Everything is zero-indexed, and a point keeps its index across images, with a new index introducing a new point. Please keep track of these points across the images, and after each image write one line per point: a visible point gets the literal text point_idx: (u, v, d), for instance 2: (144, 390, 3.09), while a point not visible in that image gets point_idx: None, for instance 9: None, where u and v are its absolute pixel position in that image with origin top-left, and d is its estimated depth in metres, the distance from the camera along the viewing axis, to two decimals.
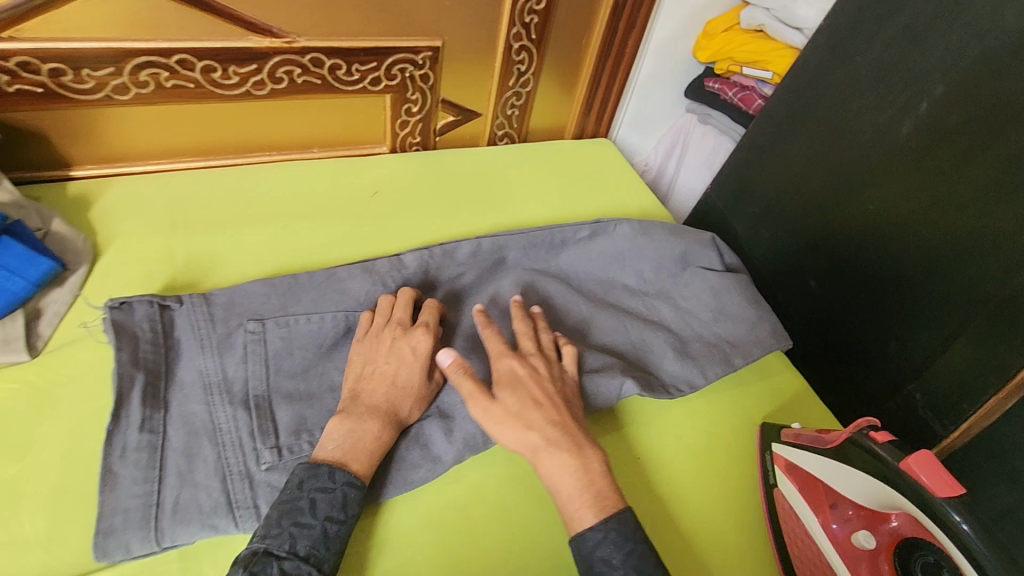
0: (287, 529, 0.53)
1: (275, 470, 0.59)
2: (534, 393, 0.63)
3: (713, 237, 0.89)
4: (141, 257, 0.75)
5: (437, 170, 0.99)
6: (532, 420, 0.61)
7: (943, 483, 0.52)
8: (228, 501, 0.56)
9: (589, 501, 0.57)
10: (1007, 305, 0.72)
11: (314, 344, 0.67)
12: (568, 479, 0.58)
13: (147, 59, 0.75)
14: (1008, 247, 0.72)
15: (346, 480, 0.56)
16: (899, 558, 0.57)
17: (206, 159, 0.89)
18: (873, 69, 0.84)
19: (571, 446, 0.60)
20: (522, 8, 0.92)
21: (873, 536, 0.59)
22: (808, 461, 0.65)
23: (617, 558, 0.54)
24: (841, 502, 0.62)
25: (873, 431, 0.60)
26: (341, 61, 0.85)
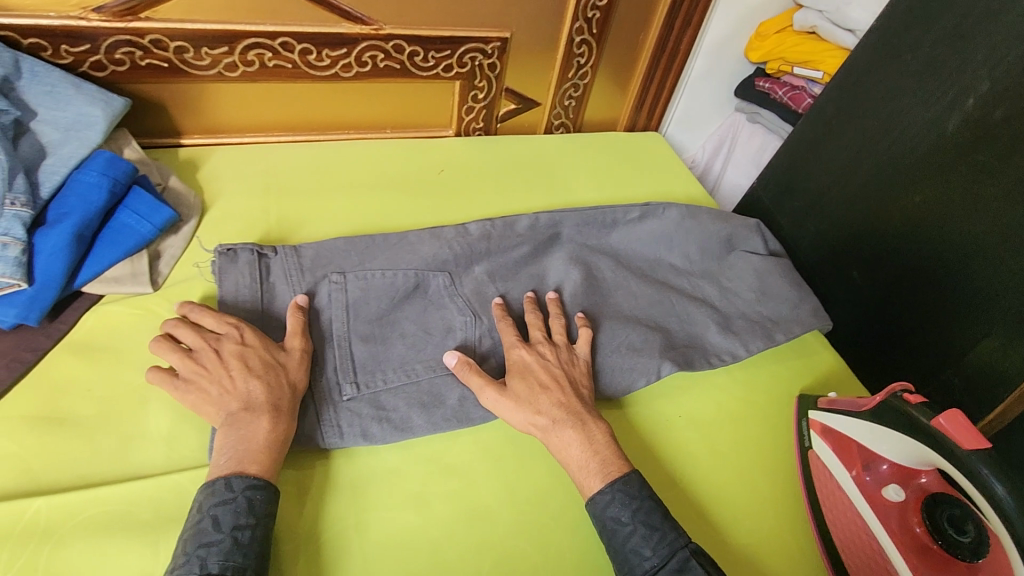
0: (193, 553, 0.51)
1: (356, 400, 0.67)
2: (542, 378, 0.68)
3: (758, 222, 0.94)
4: (239, 215, 0.85)
5: (498, 154, 1.07)
6: (540, 404, 0.66)
7: (970, 438, 0.57)
8: (318, 420, 0.65)
9: (598, 470, 0.64)
10: None
11: (389, 293, 0.74)
12: (581, 450, 0.64)
13: (256, 41, 0.85)
14: None
15: (246, 484, 0.55)
16: (925, 513, 0.62)
17: (293, 134, 0.99)
18: (922, 66, 0.88)
19: (575, 421, 0.66)
20: (586, 4, 0.99)
21: (903, 490, 0.64)
22: (843, 424, 0.69)
23: (626, 516, 0.60)
24: (874, 460, 0.66)
25: (907, 395, 0.64)
26: (419, 48, 0.94)
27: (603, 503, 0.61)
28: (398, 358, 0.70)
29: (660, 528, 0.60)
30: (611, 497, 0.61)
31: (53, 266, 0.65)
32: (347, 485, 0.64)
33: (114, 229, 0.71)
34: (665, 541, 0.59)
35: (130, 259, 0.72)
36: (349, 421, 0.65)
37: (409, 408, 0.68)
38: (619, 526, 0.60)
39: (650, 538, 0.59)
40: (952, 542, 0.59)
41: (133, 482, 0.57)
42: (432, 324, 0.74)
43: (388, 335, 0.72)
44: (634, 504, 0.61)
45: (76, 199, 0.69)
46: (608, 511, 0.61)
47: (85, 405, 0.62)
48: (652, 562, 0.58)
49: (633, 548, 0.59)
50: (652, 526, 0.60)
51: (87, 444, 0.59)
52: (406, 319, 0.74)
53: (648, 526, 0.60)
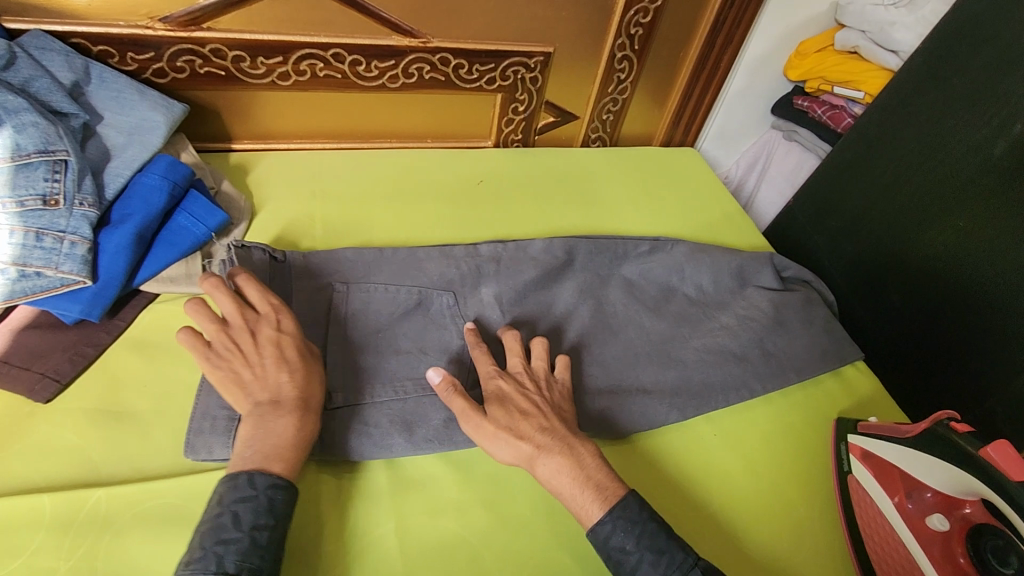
0: (210, 549, 0.51)
1: (340, 410, 0.67)
2: (521, 405, 0.65)
3: (770, 255, 0.95)
4: (287, 218, 0.87)
5: (537, 166, 1.08)
6: (523, 430, 0.63)
7: (1016, 467, 0.57)
8: None
9: (595, 496, 0.61)
10: None
11: (388, 310, 0.76)
12: (570, 476, 0.61)
13: (309, 52, 0.88)
14: None
15: (268, 482, 0.55)
16: (969, 543, 0.60)
17: (338, 142, 1.02)
18: (970, 90, 0.87)
19: (563, 449, 0.63)
20: (629, 20, 1.00)
21: (947, 519, 0.62)
22: (885, 449, 0.68)
23: (630, 544, 0.58)
24: (917, 487, 0.65)
25: (953, 423, 0.64)
26: (464, 61, 0.96)
27: (604, 534, 0.59)
28: (389, 372, 0.71)
29: (667, 552, 0.58)
30: (611, 528, 0.59)
31: (115, 265, 0.68)
32: (390, 490, 0.65)
33: (172, 230, 0.74)
34: (674, 564, 0.58)
35: (186, 260, 0.74)
36: (329, 430, 0.65)
37: (391, 425, 0.67)
38: (624, 556, 0.58)
39: (659, 564, 0.57)
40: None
41: (187, 478, 0.59)
42: (428, 343, 0.75)
43: (383, 348, 0.73)
44: (637, 529, 0.59)
45: (137, 202, 0.72)
46: (611, 541, 0.59)
47: (141, 400, 0.64)
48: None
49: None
50: (658, 549, 0.58)
51: (144, 438, 0.62)
52: (404, 335, 0.75)
53: (654, 551, 0.58)
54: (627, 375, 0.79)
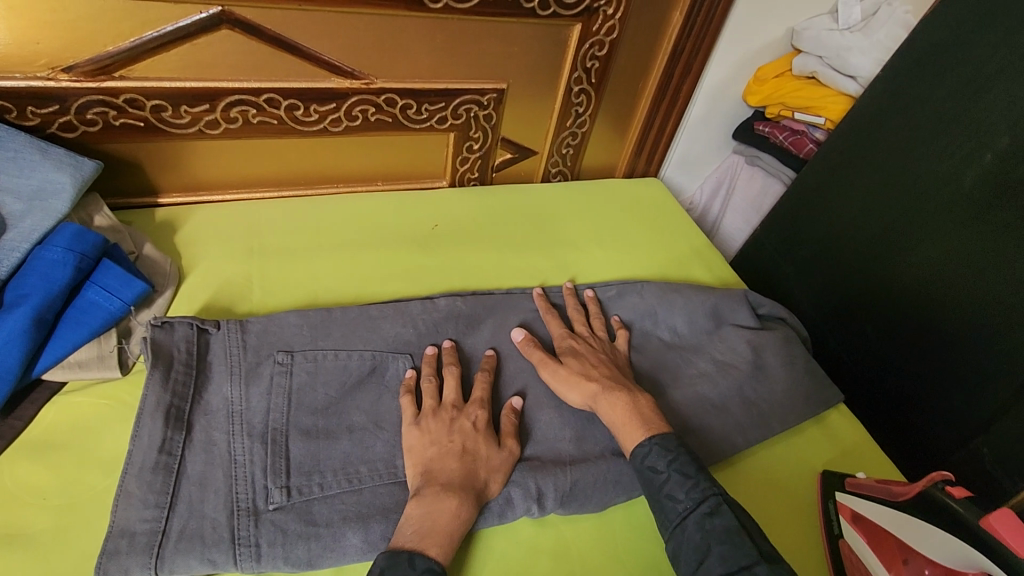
0: None
1: (284, 510, 0.57)
2: (591, 359, 0.75)
3: (744, 292, 0.91)
4: (221, 281, 0.79)
5: (496, 206, 1.02)
6: (592, 375, 0.72)
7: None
8: (232, 537, 0.54)
9: (639, 425, 0.66)
10: None
11: (340, 380, 0.68)
12: (624, 408, 0.68)
13: (239, 98, 0.81)
14: None
15: (427, 566, 0.54)
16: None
17: (279, 190, 0.94)
18: (935, 119, 0.85)
19: (622, 388, 0.70)
20: (585, 53, 0.95)
21: None
22: (878, 514, 0.64)
23: (661, 465, 0.62)
24: (914, 558, 0.60)
25: (949, 486, 0.59)
26: (412, 101, 0.90)
27: (644, 451, 0.63)
28: (341, 457, 0.62)
29: (694, 477, 0.61)
30: (653, 447, 0.63)
31: (7, 356, 0.59)
32: None
33: (79, 309, 0.65)
34: (699, 487, 0.60)
35: (98, 339, 0.65)
36: (271, 538, 0.55)
37: (344, 522, 0.57)
38: (655, 474, 0.62)
39: (685, 484, 0.61)
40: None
41: None
42: (385, 416, 0.67)
43: (333, 428, 0.64)
44: (672, 455, 0.62)
45: (38, 279, 0.63)
46: (647, 463, 0.63)
47: (37, 516, 0.55)
48: (684, 503, 0.60)
49: (668, 492, 0.61)
50: (686, 471, 0.61)
51: (38, 565, 0.52)
52: (356, 408, 0.67)
53: (683, 474, 0.61)
54: (606, 437, 0.71)
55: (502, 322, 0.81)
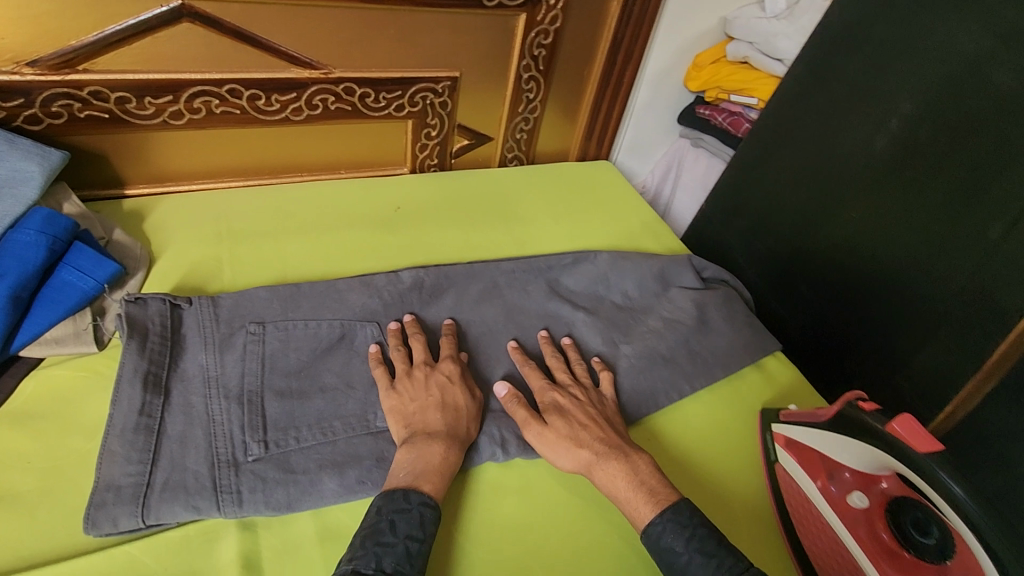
0: (371, 549, 0.55)
1: (262, 461, 0.61)
2: (578, 417, 0.71)
3: (688, 257, 0.99)
4: (190, 264, 0.82)
5: (456, 189, 1.08)
6: (582, 439, 0.68)
7: (922, 440, 0.59)
8: (214, 485, 0.58)
9: (648, 499, 0.65)
10: (965, 299, 0.80)
11: (311, 346, 0.72)
12: (625, 479, 0.66)
13: (202, 88, 0.85)
14: (960, 252, 0.80)
15: (421, 499, 0.59)
16: (889, 514, 0.63)
17: (245, 180, 0.98)
18: (848, 91, 0.94)
19: (618, 455, 0.67)
20: (531, 42, 1.02)
21: (866, 496, 0.65)
22: (805, 435, 0.71)
23: (680, 544, 0.61)
24: (837, 469, 0.68)
25: (861, 402, 0.67)
26: (370, 90, 0.95)
27: (657, 533, 0.62)
28: (315, 413, 0.66)
29: (716, 555, 0.60)
30: (664, 526, 0.62)
31: None
32: (317, 541, 0.59)
33: (54, 288, 0.68)
34: (724, 568, 0.59)
35: (73, 317, 0.68)
36: (252, 486, 0.58)
37: (320, 469, 0.61)
38: (675, 555, 0.61)
39: (707, 565, 0.59)
40: (920, 546, 0.60)
41: (80, 557, 0.53)
42: (355, 377, 0.71)
43: (306, 388, 0.68)
44: (687, 533, 0.61)
45: (12, 260, 0.66)
46: (662, 541, 0.61)
47: (23, 478, 0.58)
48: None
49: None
50: (708, 552, 0.60)
51: (26, 521, 0.55)
52: (328, 371, 0.71)
53: (703, 553, 0.60)
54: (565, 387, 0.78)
55: (464, 292, 0.87)
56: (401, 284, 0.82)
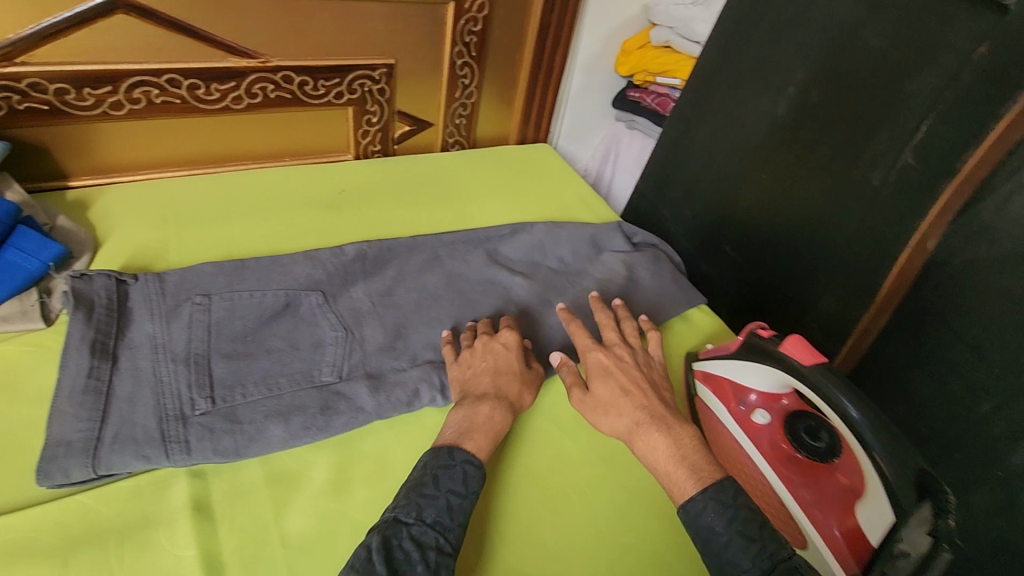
0: (413, 499, 0.59)
1: (209, 414, 0.64)
2: (622, 381, 0.70)
3: (618, 223, 1.06)
4: (136, 247, 0.85)
5: (398, 172, 1.12)
6: (622, 407, 0.68)
7: (811, 356, 0.66)
8: (161, 436, 0.61)
9: (689, 475, 0.62)
10: (857, 243, 0.89)
11: (256, 314, 0.76)
12: (666, 452, 0.64)
13: (141, 79, 0.88)
14: (849, 200, 0.89)
15: (465, 456, 0.62)
16: (787, 425, 0.71)
17: (189, 169, 1.01)
18: (750, 63, 1.02)
19: (661, 425, 0.66)
20: (462, 29, 1.08)
21: (769, 413, 0.73)
22: (717, 366, 0.77)
23: (721, 525, 0.58)
24: (745, 392, 0.75)
25: (760, 331, 0.74)
26: (308, 78, 1.00)
27: (696, 512, 0.59)
28: (261, 372, 0.70)
29: (759, 540, 0.57)
30: (703, 505, 0.59)
31: None
32: (266, 484, 0.63)
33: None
34: (765, 554, 0.56)
35: (19, 296, 0.71)
36: (199, 435, 0.62)
37: (266, 419, 0.65)
38: (714, 535, 0.58)
39: (749, 550, 0.56)
40: (812, 449, 0.68)
41: (35, 508, 0.57)
42: (300, 339, 0.75)
43: (252, 350, 0.72)
44: (729, 512, 0.58)
45: None
46: (701, 519, 0.59)
47: None
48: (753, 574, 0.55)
49: (733, 560, 0.57)
50: (751, 536, 0.57)
51: None
52: (273, 335, 0.75)
53: (745, 537, 0.57)
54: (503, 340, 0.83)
55: (406, 263, 0.92)
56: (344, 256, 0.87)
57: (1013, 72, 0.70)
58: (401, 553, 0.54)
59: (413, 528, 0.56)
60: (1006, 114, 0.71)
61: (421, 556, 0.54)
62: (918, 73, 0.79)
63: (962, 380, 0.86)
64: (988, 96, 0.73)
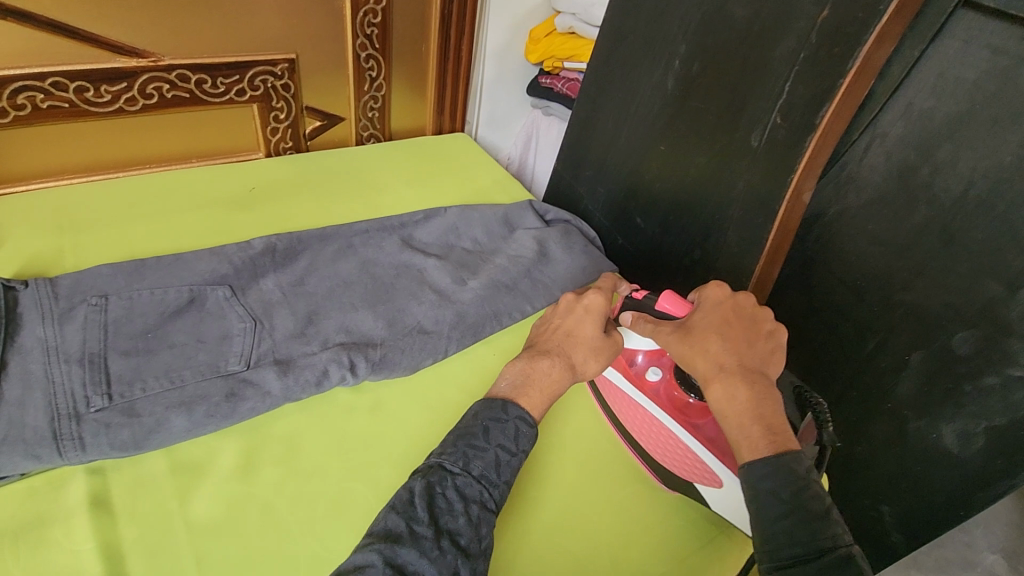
0: (461, 448, 0.59)
1: (105, 410, 0.64)
2: (725, 329, 0.66)
3: (530, 202, 1.09)
4: (31, 255, 0.83)
5: (312, 168, 1.12)
6: (713, 349, 0.64)
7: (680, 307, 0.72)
8: (54, 434, 0.61)
9: (762, 433, 0.59)
10: (745, 204, 0.95)
11: (158, 310, 0.76)
12: (743, 407, 0.60)
13: (24, 83, 0.86)
14: (735, 162, 0.95)
15: (519, 413, 0.63)
16: (678, 372, 0.76)
17: (87, 175, 0.99)
18: (642, 41, 1.09)
19: (747, 379, 0.61)
20: (362, 21, 1.09)
21: (659, 369, 0.77)
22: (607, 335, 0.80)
23: (786, 494, 0.55)
24: (633, 356, 0.78)
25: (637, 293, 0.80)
26: (205, 75, 0.99)
27: (760, 475, 0.56)
28: (163, 366, 0.70)
29: (820, 518, 0.53)
30: (765, 470, 0.56)
31: None
32: (169, 474, 0.64)
33: None
34: (824, 533, 0.53)
35: None
36: (94, 431, 0.62)
37: (167, 410, 0.66)
38: (775, 501, 0.55)
39: (807, 526, 0.53)
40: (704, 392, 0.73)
41: None
42: (206, 332, 0.75)
43: (153, 345, 0.72)
44: (798, 484, 0.55)
45: None
46: (765, 482, 0.56)
47: None
48: (806, 549, 0.52)
49: (788, 531, 0.54)
50: (814, 513, 0.54)
51: None
52: (177, 330, 0.74)
53: (807, 513, 0.54)
54: (415, 320, 0.85)
55: (319, 253, 0.92)
56: (250, 249, 0.86)
57: (851, 30, 0.77)
58: (443, 502, 0.55)
59: (459, 478, 0.57)
60: (852, 67, 0.78)
61: (464, 508, 0.55)
62: (781, 38, 0.86)
63: (850, 321, 0.93)
64: (833, 54, 0.79)
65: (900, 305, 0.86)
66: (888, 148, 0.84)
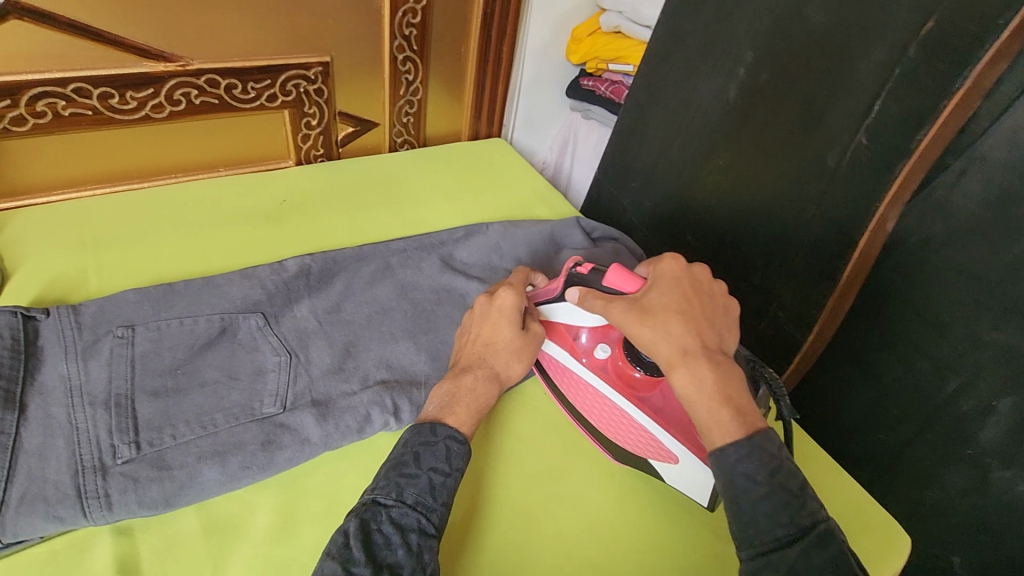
0: (393, 479, 0.55)
1: (133, 462, 0.59)
2: (682, 305, 0.60)
3: (576, 219, 1.02)
4: (51, 277, 0.78)
5: (348, 180, 1.05)
6: (673, 328, 0.59)
7: (626, 283, 0.65)
8: (78, 492, 0.56)
9: (736, 419, 0.55)
10: (819, 229, 0.87)
11: (187, 342, 0.70)
12: (711, 387, 0.56)
13: (44, 89, 0.80)
14: (807, 182, 0.87)
15: (447, 432, 0.58)
16: (627, 348, 0.71)
17: (110, 185, 0.93)
18: (700, 45, 1.00)
19: (709, 359, 0.58)
20: (400, 21, 1.02)
21: (607, 346, 0.73)
22: (551, 310, 0.74)
23: (762, 475, 0.53)
24: (578, 331, 0.74)
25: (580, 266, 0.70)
26: (236, 80, 0.92)
27: (738, 461, 0.54)
28: (193, 409, 0.64)
29: (800, 496, 0.53)
30: (740, 455, 0.54)
31: None
32: (201, 535, 0.58)
33: None
34: (804, 511, 0.52)
35: None
36: (121, 487, 0.57)
37: (199, 461, 0.60)
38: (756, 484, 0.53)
39: (789, 507, 0.52)
40: (648, 365, 0.69)
41: None
42: (239, 368, 0.69)
43: (183, 386, 0.66)
44: (774, 465, 0.54)
45: None
46: (739, 467, 0.54)
47: None
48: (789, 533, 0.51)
49: (769, 513, 0.52)
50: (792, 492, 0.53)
51: None
52: (207, 366, 0.69)
53: (785, 495, 0.53)
54: None
55: (354, 276, 0.86)
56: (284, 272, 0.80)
57: (957, 41, 0.69)
58: (381, 537, 0.51)
59: (393, 510, 0.53)
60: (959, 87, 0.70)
61: (402, 539, 0.51)
62: (869, 49, 0.77)
63: (930, 361, 0.84)
64: (938, 69, 0.71)
65: (990, 346, 0.77)
66: (989, 171, 0.73)
